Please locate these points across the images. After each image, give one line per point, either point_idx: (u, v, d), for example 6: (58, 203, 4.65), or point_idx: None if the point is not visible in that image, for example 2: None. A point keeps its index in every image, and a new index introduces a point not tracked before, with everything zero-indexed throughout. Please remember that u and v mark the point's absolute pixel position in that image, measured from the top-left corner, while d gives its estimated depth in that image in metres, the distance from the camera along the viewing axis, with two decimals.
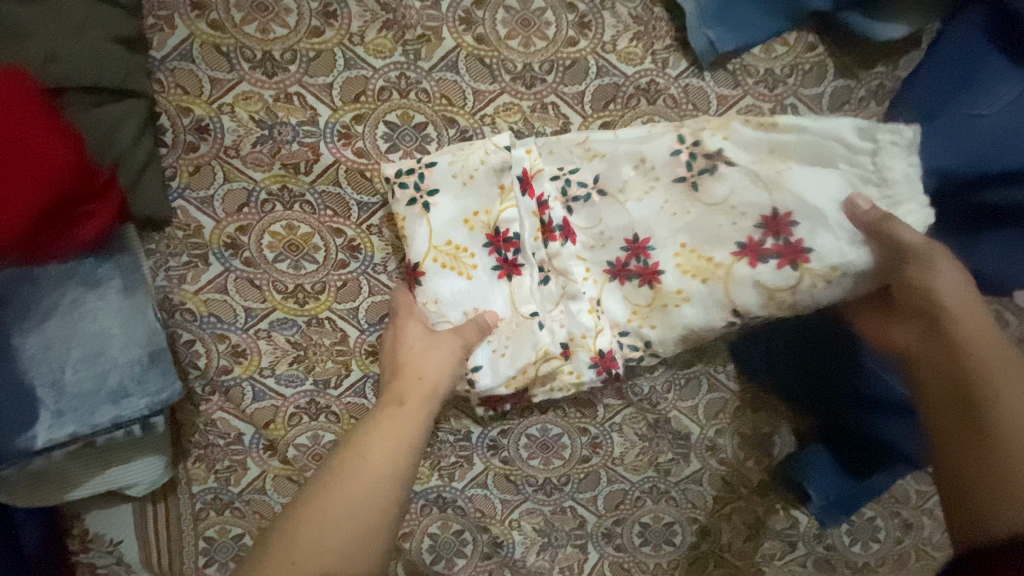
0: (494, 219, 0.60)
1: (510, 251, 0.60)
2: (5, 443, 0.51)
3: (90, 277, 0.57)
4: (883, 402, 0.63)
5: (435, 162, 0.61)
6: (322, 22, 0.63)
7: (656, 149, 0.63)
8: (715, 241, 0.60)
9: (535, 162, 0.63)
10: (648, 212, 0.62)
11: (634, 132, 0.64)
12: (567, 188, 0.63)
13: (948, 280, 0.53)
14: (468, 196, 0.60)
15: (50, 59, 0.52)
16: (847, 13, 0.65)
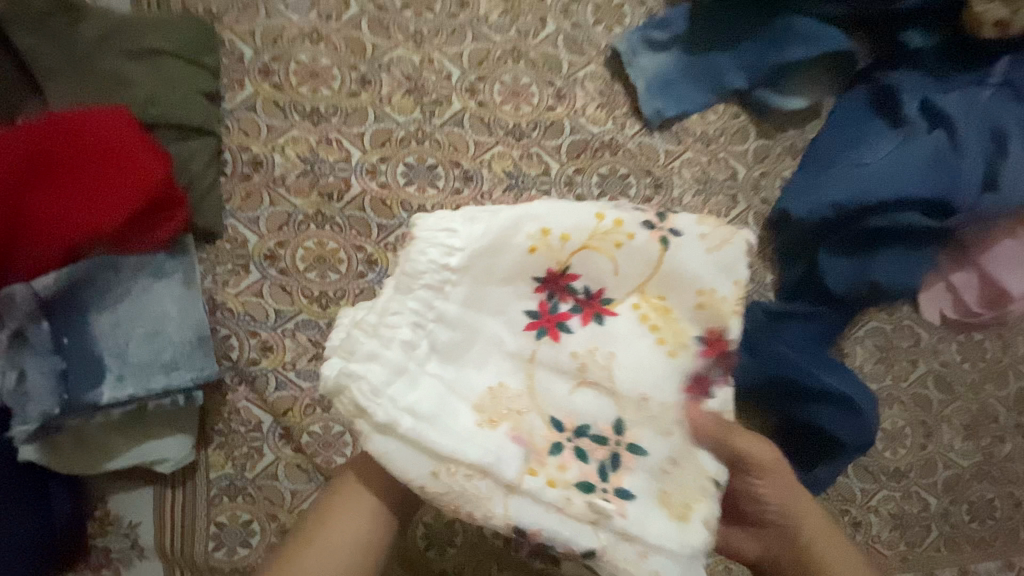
0: (564, 260, 0.52)
1: (561, 304, 0.53)
2: (77, 395, 0.62)
3: (159, 269, 0.68)
4: (825, 391, 0.77)
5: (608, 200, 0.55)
6: (359, 87, 0.82)
7: (580, 223, 0.52)
8: (549, 384, 0.53)
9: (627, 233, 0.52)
10: (616, 328, 0.53)
11: (702, 255, 0.52)
12: (595, 295, 0.53)
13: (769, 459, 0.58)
14: (571, 215, 0.52)
15: (151, 101, 0.71)
16: (760, 89, 0.85)
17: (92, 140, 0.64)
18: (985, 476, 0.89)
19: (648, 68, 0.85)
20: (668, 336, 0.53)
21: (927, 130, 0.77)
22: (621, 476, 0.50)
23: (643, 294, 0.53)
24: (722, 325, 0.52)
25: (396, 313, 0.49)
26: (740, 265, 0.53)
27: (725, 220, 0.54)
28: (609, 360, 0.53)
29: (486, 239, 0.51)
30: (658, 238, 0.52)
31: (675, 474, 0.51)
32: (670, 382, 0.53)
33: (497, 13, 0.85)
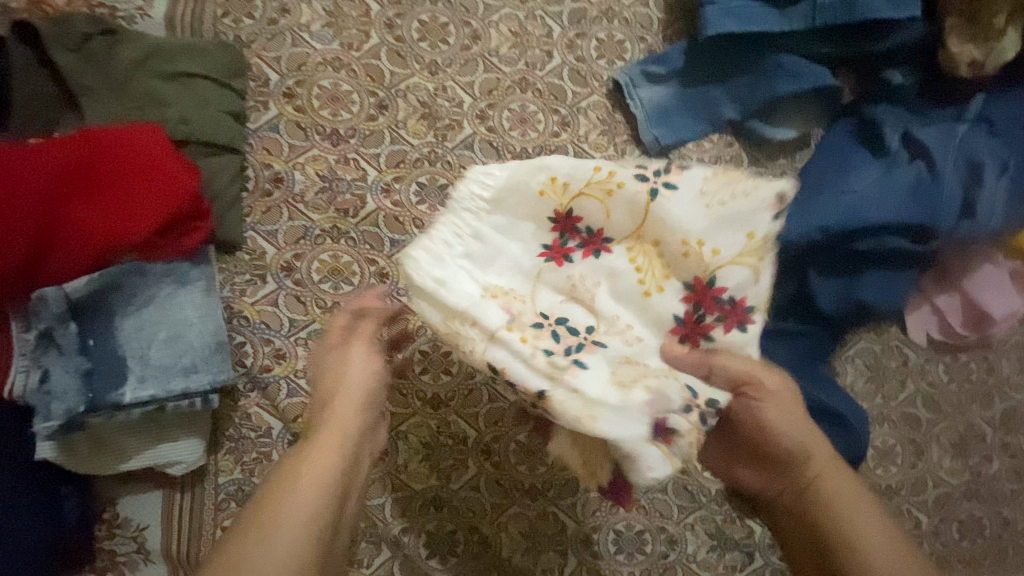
0: (574, 204, 0.61)
1: (570, 240, 0.62)
2: (101, 395, 0.65)
3: (182, 277, 0.71)
4: (822, 406, 0.79)
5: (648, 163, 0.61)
6: (377, 112, 0.87)
7: (603, 169, 0.60)
8: (551, 292, 0.62)
9: (628, 191, 0.60)
10: (619, 263, 0.62)
11: (699, 212, 0.59)
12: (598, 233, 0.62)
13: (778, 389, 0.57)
14: (591, 163, 0.60)
15: (182, 121, 0.76)
16: (754, 122, 0.91)
17: (126, 153, 0.68)
18: (973, 494, 0.91)
19: (647, 99, 0.91)
20: (654, 279, 0.62)
21: (908, 161, 0.82)
22: (585, 353, 0.59)
23: (643, 237, 0.61)
24: (710, 272, 0.60)
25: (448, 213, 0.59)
26: (755, 219, 0.59)
27: (728, 179, 0.60)
28: (601, 290, 0.62)
29: (518, 179, 0.59)
30: (651, 189, 0.60)
31: (635, 363, 0.60)
32: (656, 318, 0.62)
33: (506, 47, 0.91)
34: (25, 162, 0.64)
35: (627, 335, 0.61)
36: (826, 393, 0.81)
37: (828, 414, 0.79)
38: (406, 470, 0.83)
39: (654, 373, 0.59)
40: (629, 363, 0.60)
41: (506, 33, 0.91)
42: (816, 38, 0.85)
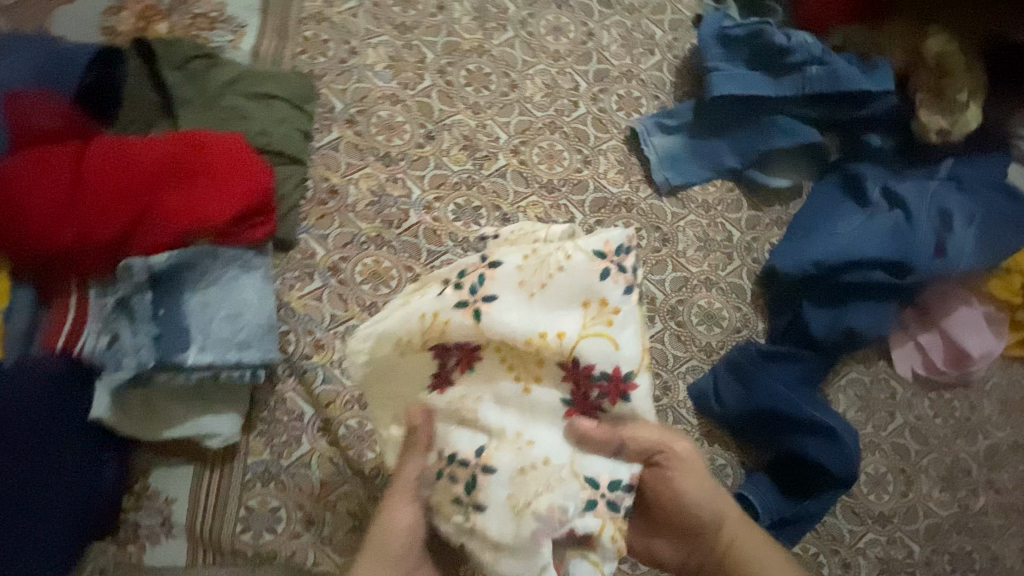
0: (434, 327, 0.59)
1: (446, 368, 0.61)
2: (165, 358, 0.71)
3: (247, 263, 0.79)
4: (817, 423, 0.87)
5: (499, 264, 0.59)
6: (424, 141, 0.99)
7: (426, 303, 0.60)
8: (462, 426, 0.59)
9: (447, 319, 0.58)
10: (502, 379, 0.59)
11: (538, 307, 0.57)
12: (461, 339, 0.58)
13: (690, 464, 0.65)
14: (418, 304, 0.61)
15: (261, 133, 0.87)
16: (751, 170, 1.03)
17: (213, 150, 0.78)
18: (963, 527, 0.95)
19: (659, 146, 1.04)
20: (530, 373, 0.59)
21: (888, 210, 0.94)
22: (479, 492, 0.56)
23: (503, 348, 0.59)
24: (576, 353, 0.56)
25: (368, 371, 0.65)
26: (592, 287, 0.57)
27: (543, 256, 0.59)
28: (485, 405, 0.59)
29: (386, 331, 0.62)
30: (473, 309, 0.57)
31: (540, 475, 0.56)
32: (552, 412, 0.58)
33: (539, 95, 1.05)
34: (134, 152, 0.74)
35: (521, 444, 0.57)
36: (820, 408, 0.89)
37: (824, 430, 0.86)
38: None
39: (556, 484, 0.56)
40: (540, 485, 0.56)
41: (540, 85, 1.06)
42: (804, 103, 1.00)
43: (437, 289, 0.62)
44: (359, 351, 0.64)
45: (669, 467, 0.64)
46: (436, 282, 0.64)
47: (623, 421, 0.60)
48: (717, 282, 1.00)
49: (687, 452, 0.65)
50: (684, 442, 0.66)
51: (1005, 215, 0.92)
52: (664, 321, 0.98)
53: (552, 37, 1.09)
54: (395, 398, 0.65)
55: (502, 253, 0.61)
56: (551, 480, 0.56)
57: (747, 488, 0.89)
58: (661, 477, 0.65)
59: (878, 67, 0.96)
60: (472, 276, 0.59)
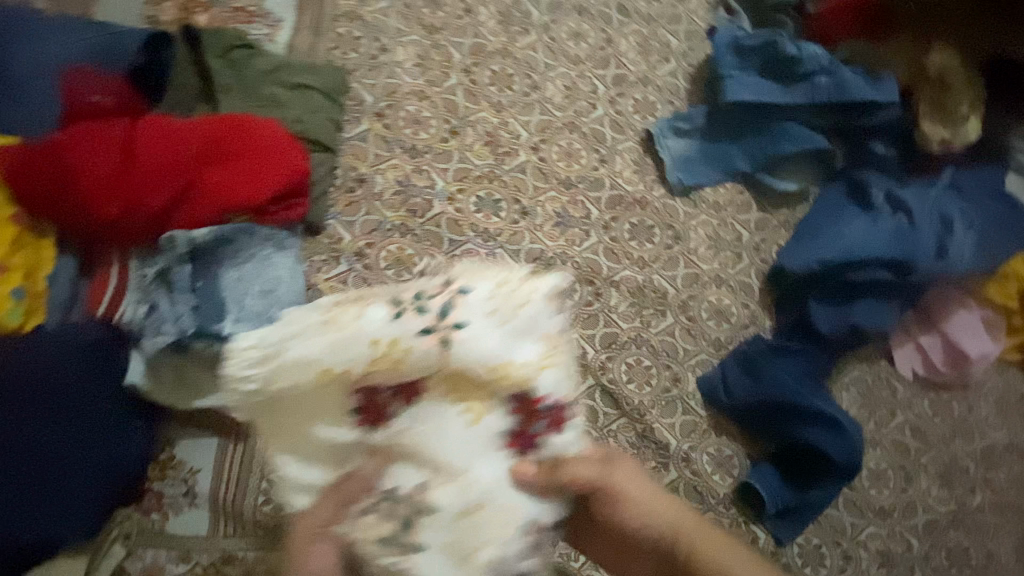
0: (378, 356, 0.53)
1: (384, 402, 0.54)
2: (204, 327, 0.75)
3: (281, 243, 0.83)
4: (819, 414, 0.91)
5: (465, 292, 0.55)
6: (449, 136, 1.03)
7: (370, 325, 0.54)
8: (404, 463, 0.53)
9: (397, 345, 0.53)
10: (447, 413, 0.53)
11: (495, 336, 0.54)
12: (410, 368, 0.53)
13: (627, 484, 0.61)
14: (351, 329, 0.54)
15: (297, 121, 0.91)
16: (760, 174, 1.08)
17: (256, 132, 0.81)
18: (960, 524, 0.98)
19: (673, 148, 1.08)
20: (476, 405, 0.54)
21: (891, 214, 0.98)
22: (417, 532, 0.50)
23: (446, 376, 0.54)
24: (528, 384, 0.53)
25: (278, 398, 0.55)
26: (544, 321, 0.55)
27: (507, 284, 0.56)
28: (427, 442, 0.53)
29: (307, 357, 0.53)
30: (439, 336, 0.53)
31: (482, 519, 0.51)
32: (494, 449, 0.53)
33: (559, 97, 1.10)
34: (181, 131, 0.78)
35: (467, 482, 0.51)
36: (823, 399, 0.93)
37: (825, 421, 0.91)
38: None
39: (496, 527, 0.50)
40: (482, 532, 0.50)
41: (560, 87, 1.11)
42: (811, 111, 1.05)
43: (383, 309, 0.55)
44: (266, 377, 0.54)
45: (603, 493, 0.59)
46: (375, 296, 0.56)
47: (568, 462, 0.54)
48: (726, 280, 1.04)
49: (621, 478, 0.60)
50: (617, 464, 0.61)
51: (998, 220, 0.99)
52: (674, 315, 1.01)
53: (573, 42, 1.14)
54: (302, 432, 0.56)
55: (458, 280, 0.57)
56: (489, 524, 0.51)
57: (753, 476, 0.92)
58: (601, 506, 0.60)
59: (883, 80, 1.02)
60: (437, 299, 0.55)
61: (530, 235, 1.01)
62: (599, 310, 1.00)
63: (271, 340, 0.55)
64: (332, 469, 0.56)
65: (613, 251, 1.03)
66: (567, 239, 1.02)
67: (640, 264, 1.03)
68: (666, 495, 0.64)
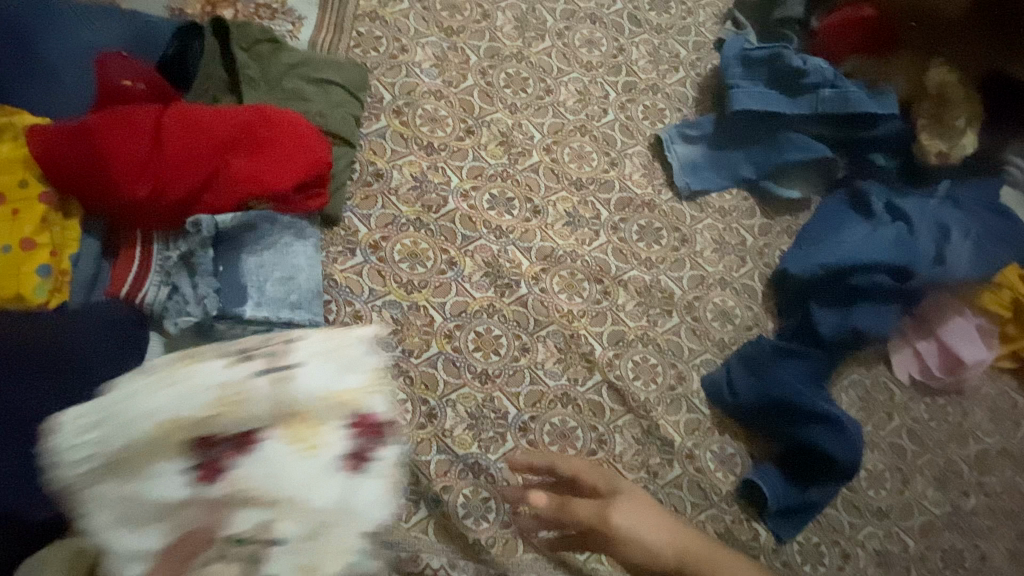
0: (205, 416, 0.48)
1: (219, 456, 0.47)
2: (226, 311, 0.77)
3: (301, 232, 0.85)
4: (819, 414, 0.94)
5: (298, 340, 0.53)
6: (465, 135, 1.06)
7: (201, 378, 0.49)
8: (229, 508, 0.47)
9: (226, 394, 0.48)
10: (276, 452, 0.49)
11: (327, 371, 0.51)
12: (244, 422, 0.48)
13: (626, 517, 0.68)
14: (199, 388, 0.48)
15: (319, 115, 0.94)
16: (766, 181, 1.11)
17: (281, 124, 0.84)
18: (955, 527, 1.00)
19: (682, 154, 1.11)
20: (310, 435, 0.50)
21: (891, 222, 1.02)
22: (265, 568, 0.46)
23: (281, 416, 0.50)
24: (363, 403, 0.52)
25: (76, 462, 0.46)
26: (364, 357, 0.54)
27: (344, 330, 0.54)
28: (259, 486, 0.47)
29: (127, 422, 0.47)
30: (272, 375, 0.50)
31: (331, 535, 0.48)
32: (325, 476, 0.49)
33: (572, 101, 1.13)
34: (210, 120, 0.81)
35: (303, 510, 0.47)
36: (823, 400, 0.96)
37: (825, 421, 0.94)
38: (451, 435, 0.91)
39: (334, 543, 0.48)
40: (314, 557, 0.47)
41: (573, 91, 1.14)
42: (815, 122, 1.08)
43: (219, 361, 0.50)
44: (92, 448, 0.47)
45: (608, 528, 0.68)
46: (212, 351, 0.51)
47: (394, 476, 0.52)
48: (730, 283, 1.07)
49: (618, 510, 0.69)
50: (612, 500, 0.70)
51: (993, 231, 1.04)
52: (680, 315, 1.04)
53: (586, 50, 1.18)
54: (124, 500, 0.46)
55: (283, 333, 0.54)
56: (330, 540, 0.48)
57: (757, 474, 0.94)
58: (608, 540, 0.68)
59: (885, 94, 1.06)
60: (278, 344, 0.52)
61: (542, 233, 1.04)
62: (607, 308, 1.02)
63: (94, 407, 0.48)
64: (172, 530, 0.46)
65: (622, 252, 1.06)
66: (576, 238, 1.05)
67: (648, 264, 1.06)
68: (664, 517, 0.70)
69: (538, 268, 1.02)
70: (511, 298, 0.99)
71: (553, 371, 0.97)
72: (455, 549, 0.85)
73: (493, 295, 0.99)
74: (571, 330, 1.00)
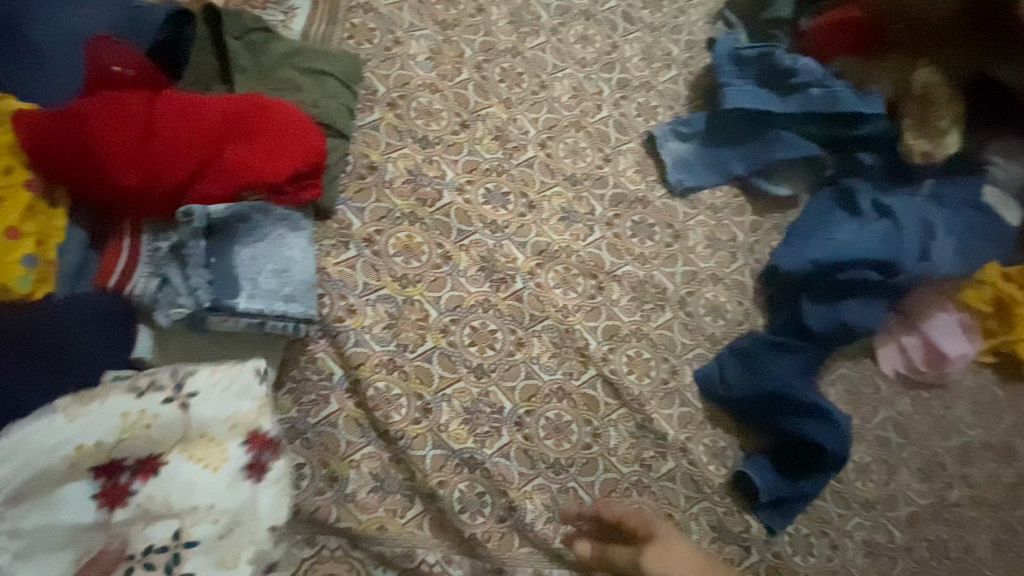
0: (113, 447, 0.66)
1: (118, 477, 0.66)
2: (219, 302, 0.75)
3: (295, 224, 0.84)
4: (810, 407, 0.95)
5: (196, 388, 0.71)
6: (460, 128, 1.06)
7: (106, 418, 0.67)
8: (151, 520, 0.66)
9: (131, 424, 0.67)
10: (186, 472, 0.68)
11: (209, 404, 0.71)
12: (138, 452, 0.67)
13: (666, 560, 0.77)
14: (84, 422, 0.66)
15: (313, 105, 0.92)
16: (756, 178, 1.12)
17: (275, 113, 0.82)
18: (940, 517, 1.02)
19: (674, 151, 1.12)
20: (210, 457, 0.69)
21: (879, 219, 1.04)
22: (184, 561, 0.65)
23: (183, 439, 0.69)
24: (255, 425, 0.72)
25: (41, 489, 0.63)
26: (256, 386, 0.74)
27: (223, 364, 0.74)
28: (169, 498, 0.66)
29: (36, 458, 0.63)
30: (176, 404, 0.69)
31: (240, 534, 0.67)
32: (226, 485, 0.68)
33: (566, 97, 1.13)
34: (201, 109, 0.79)
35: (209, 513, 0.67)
36: (813, 393, 0.97)
37: (817, 414, 0.95)
38: (446, 430, 0.90)
39: (233, 536, 0.67)
40: (227, 548, 0.67)
41: (567, 87, 1.14)
42: (805, 121, 1.10)
43: (123, 395, 0.68)
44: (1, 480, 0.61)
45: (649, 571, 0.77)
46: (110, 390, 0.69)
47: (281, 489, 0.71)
48: (722, 278, 1.08)
49: (656, 553, 0.78)
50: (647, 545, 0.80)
51: (975, 227, 1.06)
52: (673, 310, 1.05)
53: (580, 46, 1.18)
54: (30, 530, 0.61)
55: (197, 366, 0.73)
56: (231, 535, 0.67)
57: (747, 466, 0.95)
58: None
59: (869, 95, 1.09)
60: (169, 378, 0.71)
61: (537, 228, 1.04)
62: (602, 302, 1.03)
63: (5, 448, 0.62)
64: (81, 556, 0.63)
65: (616, 247, 1.06)
66: (571, 233, 1.05)
67: (642, 260, 1.07)
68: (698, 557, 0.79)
69: (533, 263, 1.02)
70: (507, 293, 0.99)
71: (549, 366, 0.97)
72: (451, 545, 0.85)
73: (488, 289, 0.99)
74: (566, 324, 1.00)
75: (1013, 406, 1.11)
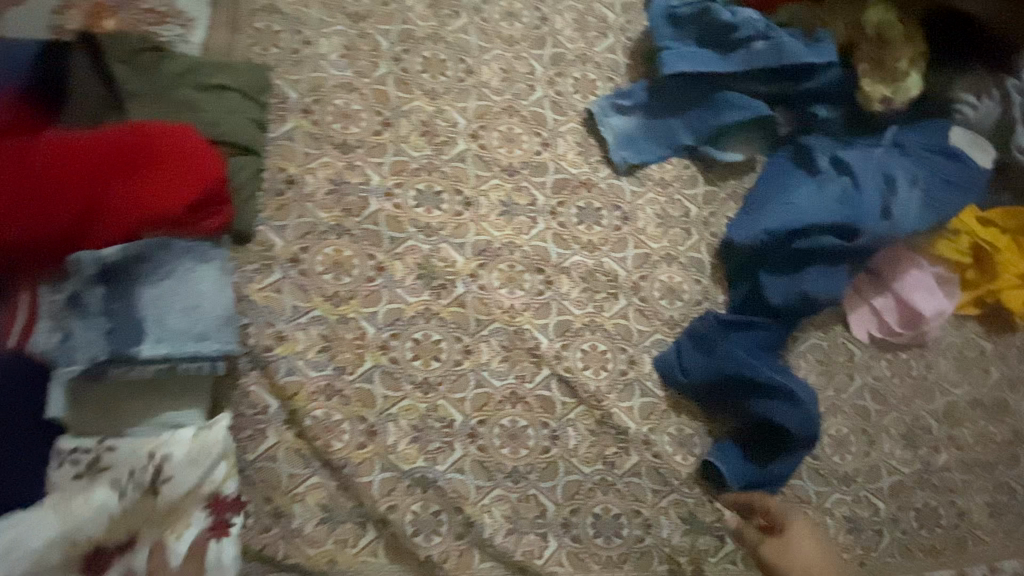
0: (94, 532, 0.68)
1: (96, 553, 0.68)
2: (125, 350, 0.72)
3: (201, 254, 0.78)
4: (771, 386, 0.91)
5: (168, 454, 0.73)
6: (382, 128, 0.99)
7: (85, 505, 0.68)
8: None
9: (107, 508, 0.69)
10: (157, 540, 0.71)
11: (184, 475, 0.73)
12: (113, 530, 0.69)
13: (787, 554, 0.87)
14: (59, 511, 0.67)
15: (214, 124, 0.87)
16: (705, 147, 1.05)
17: (163, 141, 0.77)
18: (926, 484, 0.98)
19: (615, 126, 1.05)
20: (178, 523, 0.72)
21: (835, 177, 0.98)
22: None
23: (157, 512, 0.71)
24: (221, 489, 0.75)
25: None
26: (224, 447, 0.76)
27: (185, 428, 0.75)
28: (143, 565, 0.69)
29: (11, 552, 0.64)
30: (155, 487, 0.72)
31: None
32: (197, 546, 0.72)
33: (496, 80, 1.06)
34: (82, 148, 0.74)
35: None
36: (775, 367, 0.93)
37: (777, 394, 0.91)
38: (395, 451, 0.86)
39: None
40: None
41: (496, 69, 1.07)
42: (750, 79, 1.03)
43: (104, 487, 0.70)
44: None
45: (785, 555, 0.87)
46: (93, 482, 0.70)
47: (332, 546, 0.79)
48: (677, 257, 1.02)
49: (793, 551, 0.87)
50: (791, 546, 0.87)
51: (943, 176, 0.99)
52: (627, 297, 0.99)
53: (507, 23, 1.10)
54: None
55: (161, 433, 0.75)
56: None
57: (712, 455, 0.91)
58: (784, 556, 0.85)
59: (821, 41, 1.00)
60: (148, 467, 0.72)
61: (475, 226, 0.98)
62: (551, 298, 0.97)
63: None
64: None
65: (562, 237, 1.00)
66: (514, 228, 0.99)
67: (590, 248, 1.01)
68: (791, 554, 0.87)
69: (474, 264, 0.97)
70: (448, 299, 0.94)
71: (499, 371, 0.93)
72: (408, 569, 0.82)
73: (428, 297, 0.94)
74: (514, 325, 0.95)
75: (1000, 359, 1.05)
